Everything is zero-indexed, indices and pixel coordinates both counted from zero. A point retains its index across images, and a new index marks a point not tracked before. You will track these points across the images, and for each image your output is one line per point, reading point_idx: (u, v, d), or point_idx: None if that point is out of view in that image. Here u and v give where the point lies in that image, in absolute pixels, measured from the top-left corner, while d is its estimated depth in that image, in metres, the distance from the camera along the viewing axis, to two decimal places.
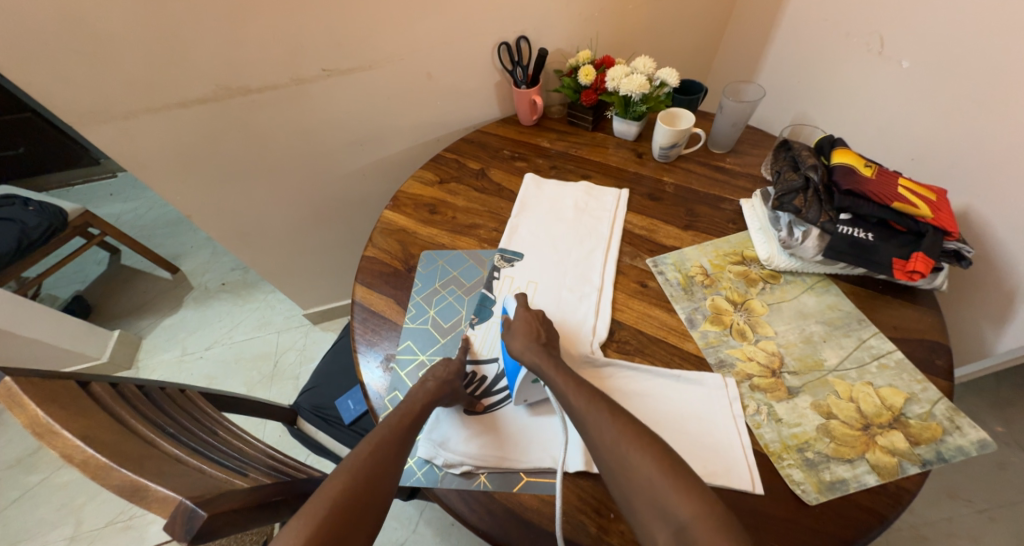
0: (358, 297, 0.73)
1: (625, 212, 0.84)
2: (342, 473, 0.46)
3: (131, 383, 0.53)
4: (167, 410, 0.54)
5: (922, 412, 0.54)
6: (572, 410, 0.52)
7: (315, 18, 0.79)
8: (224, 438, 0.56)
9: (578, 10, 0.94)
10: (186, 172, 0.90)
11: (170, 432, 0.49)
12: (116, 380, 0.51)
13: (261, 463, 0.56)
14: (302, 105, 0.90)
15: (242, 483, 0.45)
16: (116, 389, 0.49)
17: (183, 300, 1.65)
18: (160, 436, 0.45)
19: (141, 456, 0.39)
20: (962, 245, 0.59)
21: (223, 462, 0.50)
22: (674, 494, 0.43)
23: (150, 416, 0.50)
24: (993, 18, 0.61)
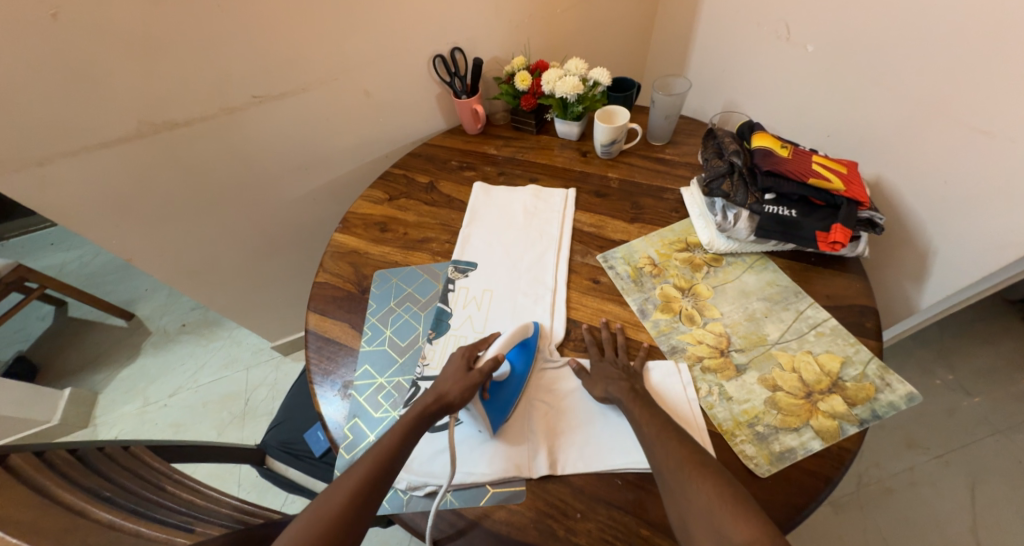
0: (312, 325, 0.73)
1: (575, 212, 0.86)
2: (314, 514, 0.44)
3: (61, 448, 0.51)
4: (102, 472, 0.51)
5: (857, 374, 0.58)
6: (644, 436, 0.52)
7: (235, 44, 0.77)
8: (168, 494, 0.55)
9: (506, 17, 0.95)
10: (117, 215, 0.86)
11: (105, 496, 0.47)
12: (41, 448, 0.48)
13: (212, 517, 0.54)
14: (235, 134, 0.88)
15: (183, 541, 0.43)
16: (41, 458, 0.47)
17: (139, 348, 1.58)
18: (91, 502, 0.43)
19: (63, 530, 0.37)
20: (874, 213, 0.64)
21: (167, 521, 0.48)
22: (706, 504, 0.44)
23: (81, 482, 0.47)
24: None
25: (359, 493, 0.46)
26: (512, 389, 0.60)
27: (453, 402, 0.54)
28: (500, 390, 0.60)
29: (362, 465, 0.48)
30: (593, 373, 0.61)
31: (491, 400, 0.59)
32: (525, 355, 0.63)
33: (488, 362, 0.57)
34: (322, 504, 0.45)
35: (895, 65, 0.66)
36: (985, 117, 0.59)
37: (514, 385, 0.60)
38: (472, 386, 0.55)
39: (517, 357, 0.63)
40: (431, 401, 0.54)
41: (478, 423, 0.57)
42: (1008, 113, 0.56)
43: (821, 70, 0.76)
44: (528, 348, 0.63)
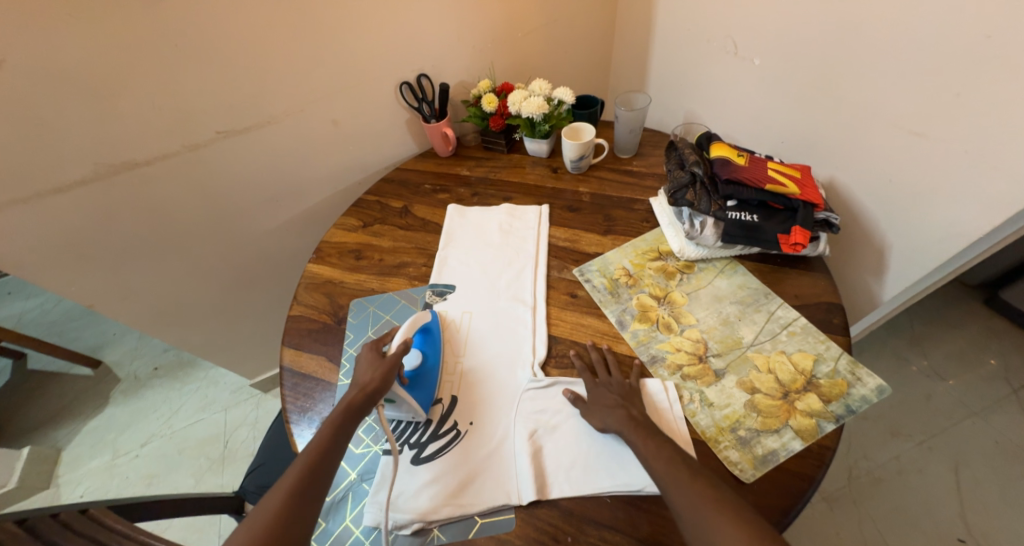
0: (287, 361, 0.72)
1: (549, 227, 0.87)
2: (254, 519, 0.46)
3: (10, 519, 0.47)
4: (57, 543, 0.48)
5: (829, 371, 0.60)
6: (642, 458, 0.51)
7: (192, 82, 0.77)
8: None
9: (466, 42, 0.97)
10: (77, 262, 0.84)
11: None
12: None
13: None
14: (199, 170, 0.87)
15: None
16: None
17: (110, 396, 1.51)
18: None
19: None
20: (830, 214, 0.66)
21: None
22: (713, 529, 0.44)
23: None
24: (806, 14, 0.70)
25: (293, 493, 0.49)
26: (432, 371, 0.65)
27: (375, 388, 0.57)
28: (420, 374, 0.64)
29: (297, 465, 0.51)
30: (590, 401, 0.60)
31: (414, 384, 0.63)
32: (429, 340, 0.68)
33: (398, 348, 0.62)
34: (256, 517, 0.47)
35: (834, 75, 0.70)
36: (917, 119, 0.62)
37: (430, 369, 0.65)
38: (392, 368, 0.59)
39: (424, 344, 0.68)
40: (355, 395, 0.57)
41: (411, 410, 0.61)
42: (935, 115, 0.60)
43: (769, 82, 0.80)
44: (430, 333, 0.68)
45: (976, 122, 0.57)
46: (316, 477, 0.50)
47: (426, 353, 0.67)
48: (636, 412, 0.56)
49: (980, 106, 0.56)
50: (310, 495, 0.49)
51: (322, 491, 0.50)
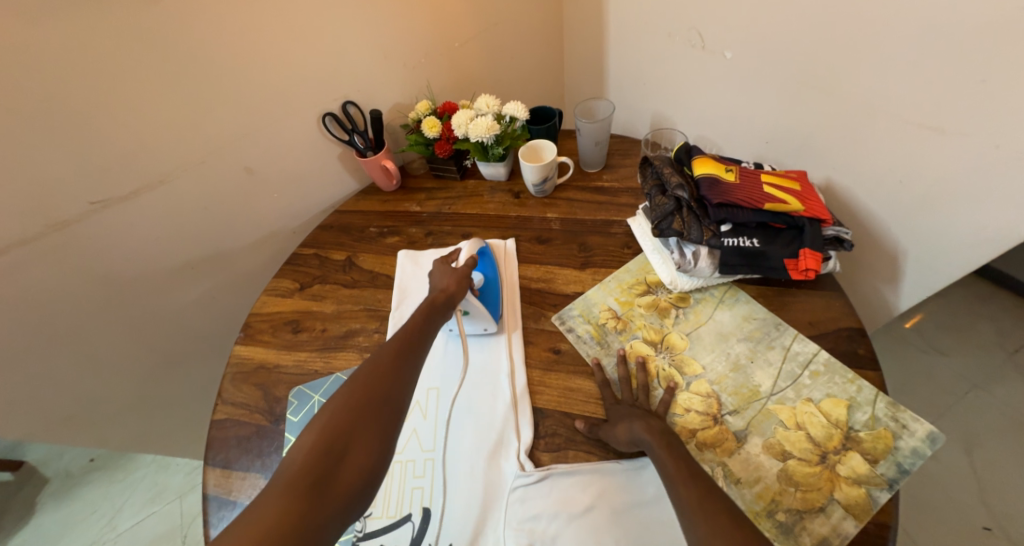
0: (212, 486, 0.58)
1: (518, 266, 0.75)
2: (363, 367, 0.48)
3: None
4: None
5: (868, 420, 0.50)
6: (664, 476, 0.45)
7: (46, 146, 0.60)
8: None
9: (396, 60, 0.85)
10: None
11: None
12: None
13: None
14: (82, 251, 0.70)
15: None
16: None
17: (37, 503, 1.29)
18: None
19: None
20: (840, 229, 0.57)
21: None
22: None
23: None
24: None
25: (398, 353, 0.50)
26: (493, 288, 0.69)
27: (455, 291, 0.61)
28: (486, 291, 0.68)
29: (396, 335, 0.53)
30: (609, 420, 0.54)
31: (482, 299, 0.67)
32: (488, 262, 0.72)
33: (466, 266, 0.65)
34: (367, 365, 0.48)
35: (823, 62, 0.60)
36: (927, 111, 0.54)
37: (493, 286, 0.69)
38: (464, 277, 0.63)
39: (484, 266, 0.71)
40: (440, 294, 0.60)
41: (484, 321, 0.65)
42: (950, 105, 0.52)
43: (744, 74, 0.70)
44: (487, 255, 0.72)
45: (1002, 111, 0.48)
46: (417, 345, 0.52)
47: (487, 272, 0.70)
48: (661, 423, 0.51)
49: (1006, 89, 0.47)
50: (409, 362, 0.50)
51: (419, 362, 0.50)
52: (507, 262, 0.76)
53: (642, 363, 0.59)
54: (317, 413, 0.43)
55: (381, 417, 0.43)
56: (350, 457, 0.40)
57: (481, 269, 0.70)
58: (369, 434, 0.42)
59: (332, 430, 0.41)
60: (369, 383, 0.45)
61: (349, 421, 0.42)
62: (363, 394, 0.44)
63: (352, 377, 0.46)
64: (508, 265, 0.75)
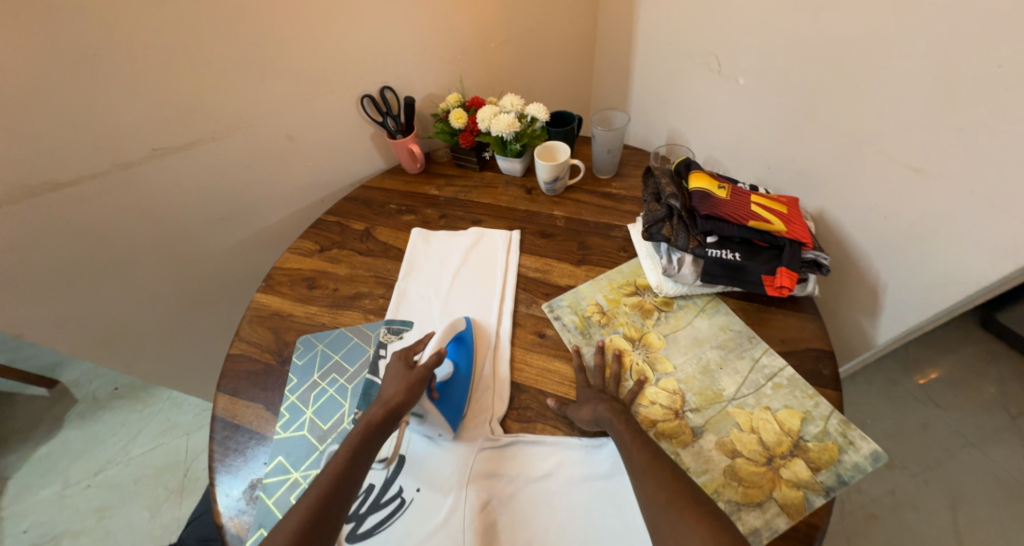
0: (220, 410, 0.64)
1: (519, 255, 0.80)
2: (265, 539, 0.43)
3: None
4: None
5: (818, 432, 0.53)
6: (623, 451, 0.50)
7: (122, 94, 0.68)
8: None
9: (433, 54, 0.91)
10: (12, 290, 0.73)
11: None
12: None
13: None
14: (139, 191, 0.78)
15: None
16: None
17: (63, 420, 1.40)
18: None
19: None
20: (818, 254, 0.61)
21: None
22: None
23: None
24: (790, 33, 0.65)
25: (306, 515, 0.45)
26: (461, 384, 0.61)
27: (400, 404, 0.54)
28: (451, 388, 0.61)
29: (314, 484, 0.47)
30: (578, 400, 0.58)
31: (443, 399, 0.59)
32: (463, 350, 0.65)
33: (428, 360, 0.58)
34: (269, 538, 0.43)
35: (826, 97, 0.64)
36: (914, 154, 0.57)
37: (461, 381, 0.61)
38: (418, 382, 0.56)
39: (455, 354, 0.64)
40: (379, 411, 0.53)
41: (440, 428, 0.57)
42: (935, 150, 0.54)
43: (755, 101, 0.74)
44: (464, 342, 0.65)
45: (981, 161, 0.51)
46: (337, 499, 0.47)
47: (458, 363, 0.63)
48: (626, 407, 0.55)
49: (987, 140, 0.50)
50: (323, 530, 0.44)
51: (333, 533, 0.45)
52: (489, 350, 0.67)
53: (617, 355, 0.63)
54: None
55: None
56: None
57: (452, 357, 0.64)
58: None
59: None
60: None
61: None
62: None
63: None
64: (489, 356, 0.66)
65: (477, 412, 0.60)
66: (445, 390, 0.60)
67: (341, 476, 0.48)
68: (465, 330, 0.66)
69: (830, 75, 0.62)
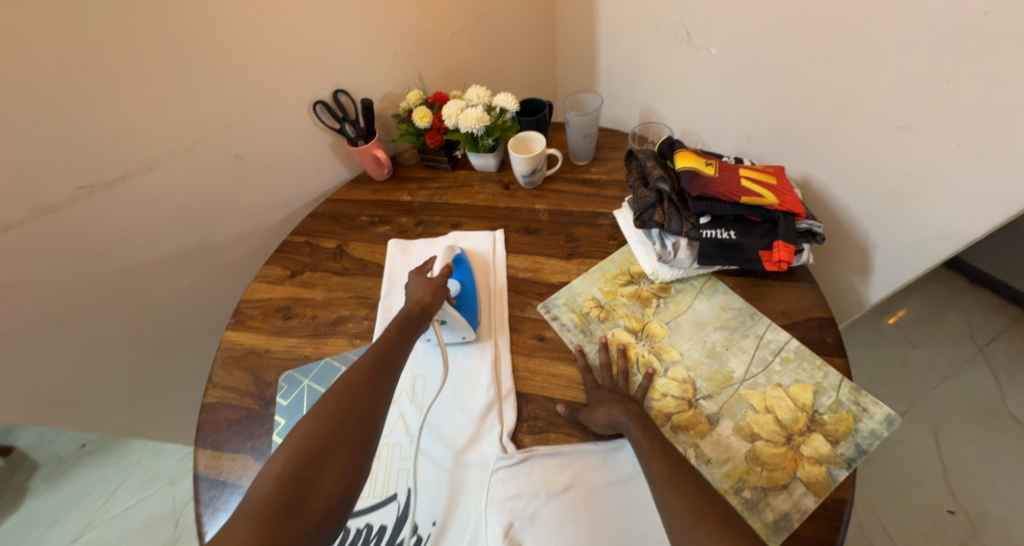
0: (202, 468, 0.59)
1: (505, 256, 0.77)
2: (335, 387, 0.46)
3: None
4: None
5: (831, 404, 0.54)
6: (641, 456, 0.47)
7: (35, 129, 0.60)
8: None
9: (386, 50, 0.85)
10: None
11: None
12: None
13: None
14: (73, 235, 0.70)
15: None
16: None
17: (29, 487, 1.29)
18: None
19: None
20: (812, 223, 0.60)
21: None
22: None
23: None
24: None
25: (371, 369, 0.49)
26: (471, 295, 0.68)
27: (429, 302, 0.60)
28: (464, 299, 0.68)
29: (368, 354, 0.51)
30: (590, 404, 0.56)
31: (460, 307, 0.67)
32: (465, 270, 0.71)
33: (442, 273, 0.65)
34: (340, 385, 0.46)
35: (801, 60, 0.62)
36: (898, 111, 0.56)
37: (471, 292, 0.69)
38: (439, 288, 0.63)
39: (460, 273, 0.71)
40: (413, 307, 0.59)
41: (462, 330, 0.65)
42: (919, 106, 0.54)
43: (728, 70, 0.72)
44: (464, 263, 0.72)
45: (969, 110, 0.51)
46: (391, 362, 0.51)
47: (464, 280, 0.70)
48: (639, 407, 0.53)
49: (973, 91, 0.49)
50: (381, 384, 0.48)
51: (391, 386, 0.49)
52: (486, 269, 0.75)
53: (622, 350, 0.61)
54: (288, 435, 0.42)
55: (353, 437, 0.43)
56: (320, 479, 0.40)
57: (458, 277, 0.70)
58: (339, 463, 0.41)
59: (300, 458, 0.40)
60: (344, 402, 0.45)
61: (323, 443, 0.41)
62: (334, 418, 0.43)
63: (319, 403, 0.44)
64: (487, 273, 0.74)
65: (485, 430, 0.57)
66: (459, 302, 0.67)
67: (390, 347, 0.53)
68: (463, 254, 0.73)
69: (804, 37, 0.61)
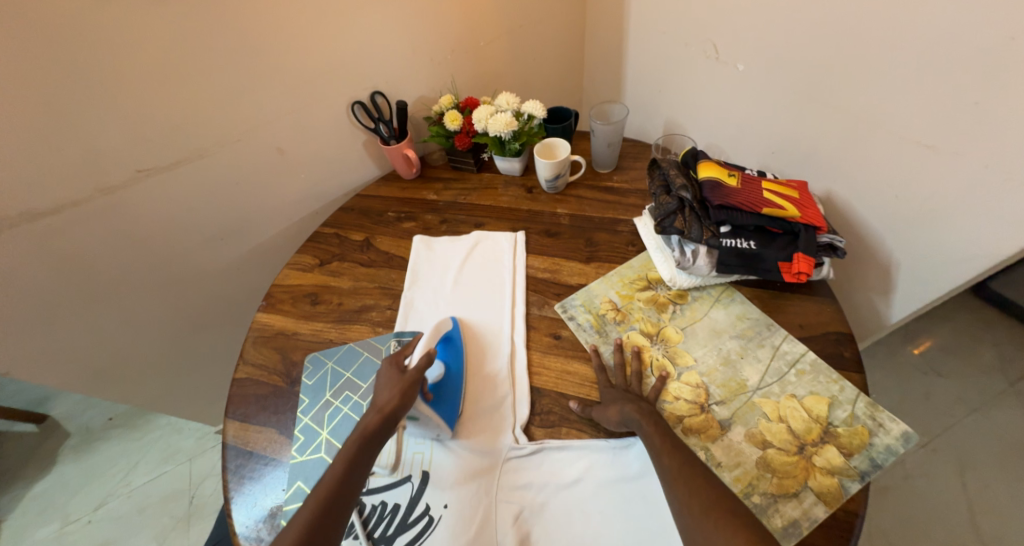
0: (231, 437, 0.62)
1: (526, 256, 0.79)
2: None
3: None
4: None
5: (847, 417, 0.53)
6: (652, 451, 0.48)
7: (101, 114, 0.65)
8: None
9: (423, 56, 0.89)
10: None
11: None
12: None
13: None
14: (125, 215, 0.75)
15: None
16: None
17: (57, 455, 1.35)
18: None
19: None
20: (834, 237, 0.61)
21: None
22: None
23: None
24: (791, 17, 0.64)
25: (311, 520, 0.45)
26: (453, 385, 0.61)
27: (394, 409, 0.53)
28: (443, 389, 0.60)
29: (311, 497, 0.46)
30: (602, 401, 0.57)
31: (437, 400, 0.59)
32: (452, 351, 0.65)
33: (419, 362, 0.58)
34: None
35: (828, 78, 0.63)
36: (925, 131, 0.56)
37: (455, 380, 0.62)
38: (410, 387, 0.55)
39: (446, 355, 0.65)
40: (374, 418, 0.53)
41: (436, 429, 0.57)
42: (947, 127, 0.54)
43: (755, 86, 0.74)
44: (453, 342, 0.66)
45: (996, 131, 0.51)
46: (335, 507, 0.46)
47: (448, 363, 0.64)
48: (651, 406, 0.54)
49: (1002, 113, 0.50)
50: (319, 542, 0.44)
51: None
52: (479, 348, 0.67)
53: (637, 352, 0.62)
54: None
55: None
56: None
57: (442, 358, 0.64)
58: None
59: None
60: None
61: None
62: None
63: None
64: (479, 354, 0.66)
65: (498, 421, 0.59)
66: (437, 393, 0.60)
67: (337, 484, 0.47)
68: (453, 330, 0.67)
69: (833, 56, 0.62)
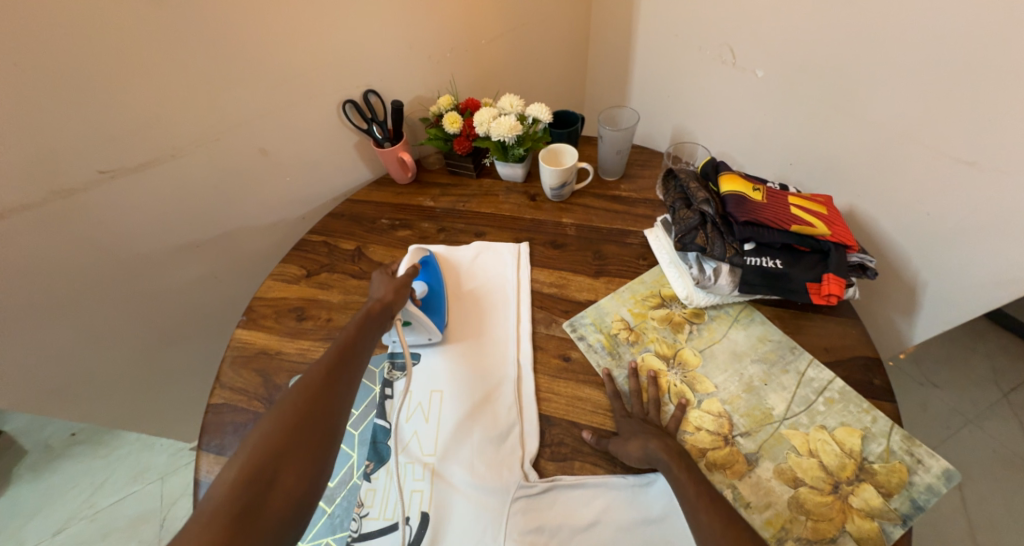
0: (204, 473, 0.56)
1: (530, 269, 0.74)
2: (291, 391, 0.44)
3: None
4: None
5: (882, 452, 0.50)
6: (685, 503, 0.44)
7: (60, 109, 0.58)
8: None
9: (421, 53, 0.84)
10: None
11: None
12: None
13: None
14: (90, 221, 0.68)
15: None
16: None
17: (14, 474, 1.25)
18: None
19: None
20: (864, 257, 0.58)
21: None
22: None
23: None
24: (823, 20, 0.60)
25: (331, 369, 0.47)
26: (438, 298, 0.67)
27: (393, 300, 0.58)
28: (431, 302, 0.65)
29: (328, 354, 0.49)
30: (620, 434, 0.53)
31: (426, 308, 0.65)
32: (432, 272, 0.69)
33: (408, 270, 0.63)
34: (298, 387, 0.45)
35: (858, 86, 0.61)
36: (963, 145, 0.54)
37: (439, 297, 0.67)
38: (403, 286, 0.60)
39: (427, 275, 0.68)
40: (374, 305, 0.57)
41: (427, 332, 0.63)
42: (991, 145, 0.52)
43: (775, 93, 0.70)
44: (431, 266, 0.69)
45: None
46: (352, 362, 0.49)
47: (431, 283, 0.68)
48: (674, 442, 0.50)
49: None
50: (341, 385, 0.46)
51: (353, 385, 0.48)
52: (453, 276, 0.73)
53: (654, 377, 0.58)
54: (242, 442, 0.40)
55: (316, 440, 0.41)
56: (280, 482, 0.38)
57: (424, 278, 0.68)
58: (302, 463, 0.40)
59: (254, 465, 0.38)
60: (300, 412, 0.42)
61: (281, 452, 0.40)
62: (293, 419, 0.42)
63: (274, 407, 0.43)
64: (455, 280, 0.73)
65: (506, 454, 0.54)
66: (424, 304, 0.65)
67: (348, 347, 0.50)
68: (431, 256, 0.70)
69: (865, 64, 0.59)
